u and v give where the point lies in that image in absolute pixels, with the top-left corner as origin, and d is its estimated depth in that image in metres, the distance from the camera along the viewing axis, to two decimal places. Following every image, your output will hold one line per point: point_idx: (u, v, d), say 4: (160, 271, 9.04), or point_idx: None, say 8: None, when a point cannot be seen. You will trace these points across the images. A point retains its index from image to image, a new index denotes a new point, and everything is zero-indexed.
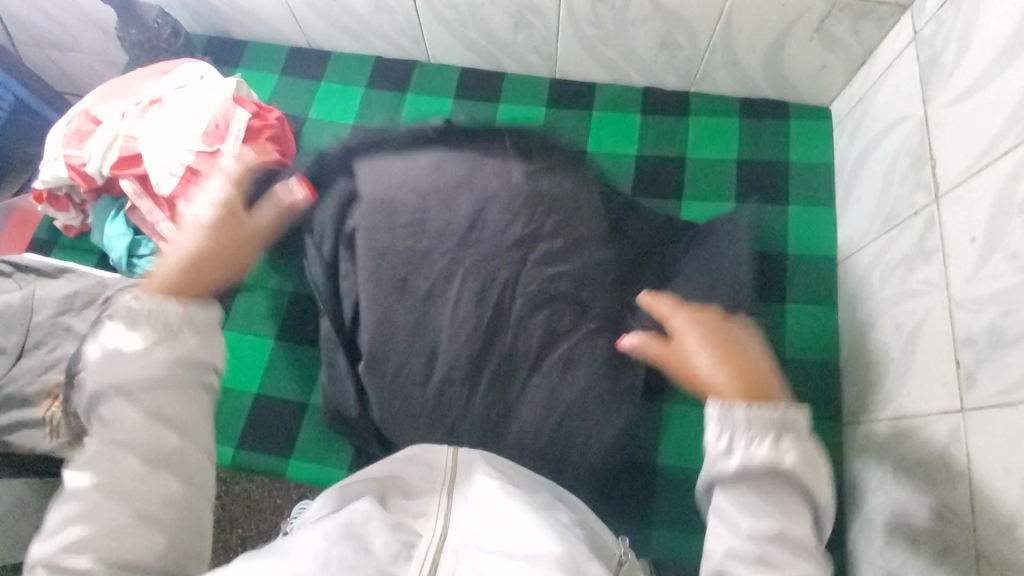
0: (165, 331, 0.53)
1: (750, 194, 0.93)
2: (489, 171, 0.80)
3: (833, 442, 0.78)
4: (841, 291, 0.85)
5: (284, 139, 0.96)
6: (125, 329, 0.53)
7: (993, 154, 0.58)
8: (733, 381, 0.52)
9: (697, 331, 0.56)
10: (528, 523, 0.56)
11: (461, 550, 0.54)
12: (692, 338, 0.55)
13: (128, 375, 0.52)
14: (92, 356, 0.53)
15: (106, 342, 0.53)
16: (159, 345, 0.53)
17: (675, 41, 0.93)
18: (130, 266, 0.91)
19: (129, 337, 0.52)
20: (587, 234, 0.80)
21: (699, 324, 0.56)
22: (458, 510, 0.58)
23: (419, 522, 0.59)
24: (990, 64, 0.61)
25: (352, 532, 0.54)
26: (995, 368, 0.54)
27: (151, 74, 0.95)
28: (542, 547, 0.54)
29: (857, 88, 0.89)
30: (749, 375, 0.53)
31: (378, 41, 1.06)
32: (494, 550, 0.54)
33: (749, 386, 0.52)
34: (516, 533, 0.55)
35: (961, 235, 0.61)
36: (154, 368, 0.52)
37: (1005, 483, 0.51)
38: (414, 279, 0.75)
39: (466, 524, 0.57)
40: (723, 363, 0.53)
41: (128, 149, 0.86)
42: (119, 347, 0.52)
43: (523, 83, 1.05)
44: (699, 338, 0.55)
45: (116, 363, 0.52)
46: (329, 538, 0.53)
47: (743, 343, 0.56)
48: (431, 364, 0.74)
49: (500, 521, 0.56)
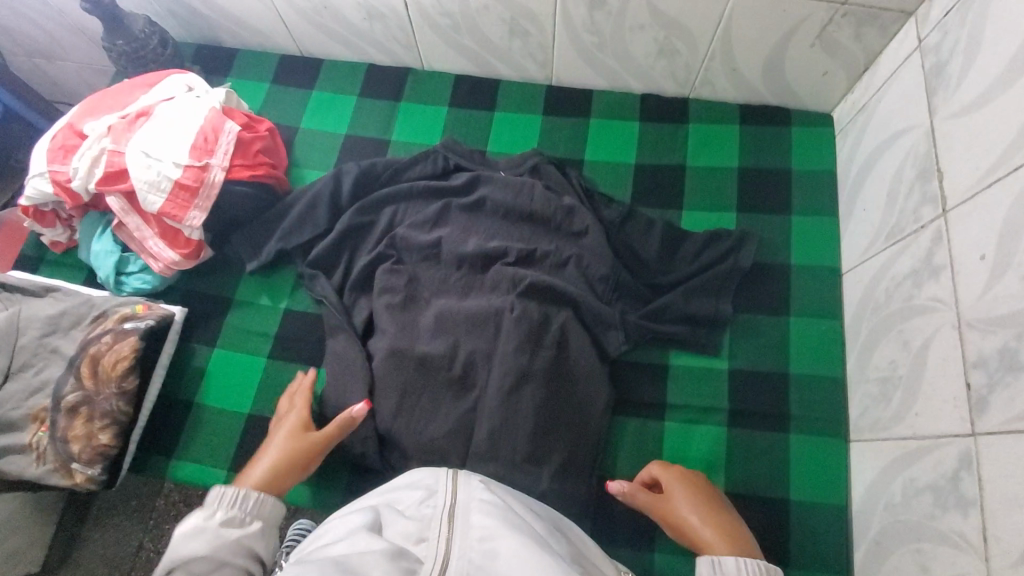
0: (246, 529, 0.62)
1: (752, 204, 0.92)
2: (490, 207, 0.89)
3: (839, 456, 0.77)
4: (847, 303, 0.83)
5: (274, 151, 0.95)
6: (221, 515, 0.61)
7: (1002, 170, 0.56)
8: (714, 535, 0.65)
9: (678, 481, 0.71)
10: (533, 558, 0.53)
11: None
12: (679, 501, 0.69)
13: (202, 551, 0.58)
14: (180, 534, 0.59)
15: (202, 519, 0.60)
16: (240, 538, 0.61)
17: (673, 47, 0.90)
18: (119, 283, 0.89)
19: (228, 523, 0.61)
20: (578, 254, 0.85)
21: (684, 483, 0.70)
22: (461, 537, 0.56)
23: (420, 546, 0.56)
24: (1000, 75, 0.59)
25: (348, 568, 0.51)
26: (1007, 393, 0.52)
27: (137, 86, 0.92)
28: None
29: (860, 94, 0.87)
30: (725, 528, 0.66)
31: (370, 48, 1.04)
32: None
33: (726, 535, 0.65)
34: (520, 568, 0.53)
35: (970, 253, 0.59)
36: (223, 552, 0.59)
37: (1018, 513, 0.50)
38: (421, 316, 0.83)
39: (469, 552, 0.55)
40: (704, 518, 0.67)
41: (114, 164, 0.83)
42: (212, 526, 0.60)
43: (519, 91, 1.03)
44: (683, 503, 0.69)
45: (193, 540, 0.59)
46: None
47: (713, 498, 0.70)
48: (453, 384, 0.78)
49: (504, 556, 0.54)
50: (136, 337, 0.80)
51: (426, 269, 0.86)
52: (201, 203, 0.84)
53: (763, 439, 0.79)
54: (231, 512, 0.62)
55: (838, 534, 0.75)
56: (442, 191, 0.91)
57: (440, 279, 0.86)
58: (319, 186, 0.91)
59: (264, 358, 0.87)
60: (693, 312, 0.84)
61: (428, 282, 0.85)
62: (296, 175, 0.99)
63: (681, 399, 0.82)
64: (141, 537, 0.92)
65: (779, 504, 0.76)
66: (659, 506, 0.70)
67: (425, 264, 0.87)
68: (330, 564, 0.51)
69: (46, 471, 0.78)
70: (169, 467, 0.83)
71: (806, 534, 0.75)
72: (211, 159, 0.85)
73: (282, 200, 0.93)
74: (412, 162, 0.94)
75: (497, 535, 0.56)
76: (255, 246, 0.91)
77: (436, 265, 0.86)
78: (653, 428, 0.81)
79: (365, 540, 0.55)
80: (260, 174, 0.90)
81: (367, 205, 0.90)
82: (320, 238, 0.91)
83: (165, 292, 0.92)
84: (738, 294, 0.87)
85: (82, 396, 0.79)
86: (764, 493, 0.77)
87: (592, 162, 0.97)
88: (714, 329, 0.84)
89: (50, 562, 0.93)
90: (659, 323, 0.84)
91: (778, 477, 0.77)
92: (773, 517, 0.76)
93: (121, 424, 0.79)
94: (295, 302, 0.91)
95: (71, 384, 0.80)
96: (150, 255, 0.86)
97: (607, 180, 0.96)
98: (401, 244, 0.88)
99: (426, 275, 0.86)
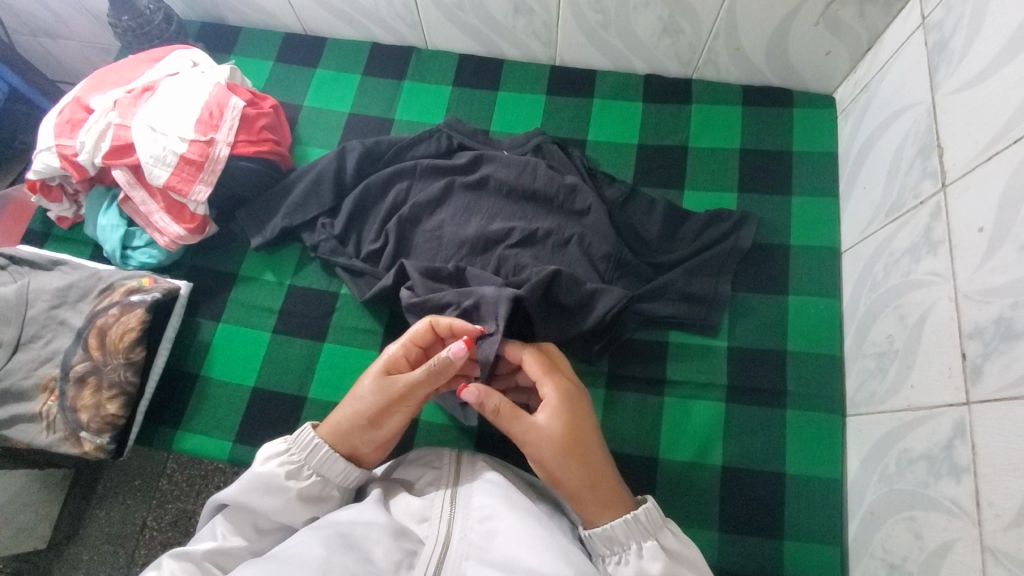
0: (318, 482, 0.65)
1: (754, 184, 0.92)
2: (493, 185, 0.90)
3: (835, 433, 0.79)
4: (846, 283, 0.84)
5: (278, 128, 0.95)
6: (294, 467, 0.65)
7: (1003, 143, 0.56)
8: (580, 471, 0.63)
9: (556, 405, 0.65)
10: (528, 536, 0.58)
11: (463, 563, 0.59)
12: (548, 438, 0.64)
13: (266, 503, 0.63)
14: (262, 469, 0.64)
15: (277, 467, 0.64)
16: (311, 500, 0.66)
17: (678, 26, 0.91)
18: (125, 257, 0.90)
19: (294, 480, 0.65)
20: (581, 233, 0.86)
21: (560, 406, 0.65)
22: (462, 521, 0.62)
23: (422, 525, 0.63)
24: (1004, 47, 0.59)
25: (352, 542, 0.58)
26: (1002, 361, 0.53)
27: (142, 61, 0.93)
28: (542, 563, 0.56)
29: (863, 74, 0.88)
30: (593, 479, 0.63)
31: (375, 27, 1.04)
32: (494, 565, 0.57)
33: (595, 491, 0.63)
34: (517, 545, 0.58)
35: (969, 226, 0.60)
36: (291, 508, 0.64)
37: (1008, 477, 0.51)
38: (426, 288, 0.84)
39: (470, 533, 0.61)
40: (573, 465, 0.63)
41: (120, 137, 0.84)
42: (282, 478, 0.64)
43: (523, 71, 1.03)
44: (546, 438, 0.63)
45: (261, 487, 0.63)
46: (329, 547, 0.56)
47: (587, 432, 0.65)
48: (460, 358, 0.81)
49: (501, 534, 0.60)
50: (142, 309, 0.80)
51: (431, 246, 0.87)
52: (206, 177, 0.84)
53: (760, 416, 0.81)
54: (308, 461, 0.65)
55: (832, 508, 0.76)
56: (447, 170, 0.91)
57: (446, 254, 0.86)
58: (323, 163, 0.91)
59: (268, 332, 0.88)
60: (695, 291, 0.85)
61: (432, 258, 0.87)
62: (299, 153, 1.00)
63: (681, 375, 0.84)
64: (144, 515, 0.93)
65: (774, 478, 0.78)
66: (520, 418, 0.65)
67: (427, 240, 0.88)
68: (335, 538, 0.58)
69: (57, 440, 0.79)
70: (175, 438, 0.84)
71: (801, 509, 0.76)
72: (216, 135, 0.85)
73: (286, 177, 0.94)
74: (418, 139, 0.95)
75: (496, 515, 0.61)
76: (259, 222, 0.91)
77: (439, 242, 0.87)
78: (653, 403, 0.83)
79: (371, 513, 0.61)
80: (264, 149, 0.90)
81: (371, 181, 0.91)
82: (326, 215, 0.92)
83: (170, 267, 0.92)
84: (738, 275, 0.88)
85: (90, 366, 0.80)
86: (761, 468, 0.78)
87: (595, 142, 0.97)
88: (715, 308, 0.85)
89: (57, 537, 0.95)
90: (660, 302, 0.85)
91: (774, 451, 0.79)
92: (767, 492, 0.77)
93: (128, 394, 0.79)
94: (299, 278, 0.91)
95: (80, 354, 0.81)
96: (155, 229, 0.87)
97: (610, 159, 0.96)
98: (404, 219, 0.88)
99: (430, 253, 0.87)
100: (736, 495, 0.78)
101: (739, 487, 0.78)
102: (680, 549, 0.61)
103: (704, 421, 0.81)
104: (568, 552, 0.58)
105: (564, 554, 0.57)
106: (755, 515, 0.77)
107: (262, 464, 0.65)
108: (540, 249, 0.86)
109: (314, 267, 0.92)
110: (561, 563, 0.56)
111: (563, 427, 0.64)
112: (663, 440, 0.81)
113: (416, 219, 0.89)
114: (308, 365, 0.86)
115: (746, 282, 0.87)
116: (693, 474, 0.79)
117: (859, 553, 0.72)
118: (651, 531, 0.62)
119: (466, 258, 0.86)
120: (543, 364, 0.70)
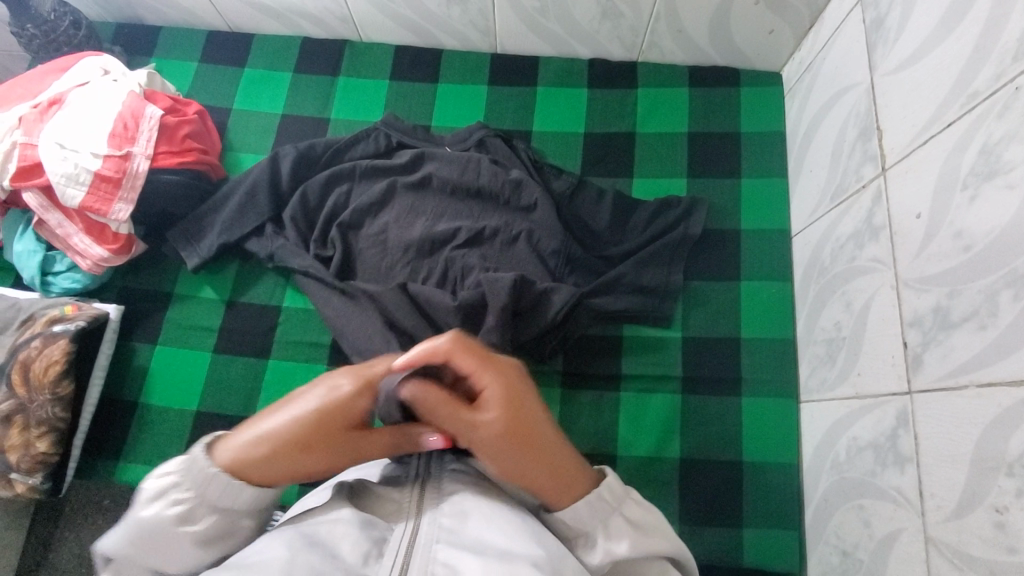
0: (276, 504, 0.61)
1: (702, 169, 0.90)
2: (436, 183, 0.86)
3: (791, 418, 0.78)
4: (796, 266, 0.84)
5: (205, 136, 0.89)
6: (185, 509, 0.50)
7: (938, 127, 0.55)
8: (535, 466, 0.52)
9: (496, 400, 0.51)
10: (501, 520, 0.54)
11: (433, 546, 0.53)
12: (508, 446, 0.51)
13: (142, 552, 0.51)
14: (141, 513, 0.50)
15: (162, 508, 0.50)
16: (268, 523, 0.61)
17: (617, 9, 0.87)
18: (46, 285, 0.84)
19: (188, 519, 0.51)
20: (530, 229, 0.83)
21: (507, 398, 0.51)
22: (431, 506, 0.57)
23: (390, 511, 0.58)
24: (937, 25, 0.57)
25: (317, 540, 0.52)
26: (941, 351, 0.52)
27: (49, 72, 0.86)
28: (518, 547, 0.52)
29: (806, 53, 0.86)
30: (552, 470, 0.53)
31: (302, 21, 0.98)
32: (469, 549, 0.52)
33: (562, 476, 0.53)
34: (489, 528, 0.54)
35: (907, 213, 0.58)
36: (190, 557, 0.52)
37: (950, 467, 0.50)
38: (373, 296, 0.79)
39: (440, 517, 0.55)
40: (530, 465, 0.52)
41: (26, 157, 0.78)
42: (172, 524, 0.50)
43: (462, 60, 0.99)
44: (494, 437, 0.50)
45: (143, 538, 0.50)
46: (294, 548, 0.50)
47: (538, 417, 0.53)
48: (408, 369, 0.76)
49: (474, 517, 0.55)
50: (66, 340, 0.76)
51: (379, 253, 0.83)
52: (126, 194, 0.79)
53: (718, 408, 0.80)
54: (192, 500, 0.50)
55: (789, 491, 0.76)
56: (386, 169, 0.87)
57: (395, 259, 0.82)
58: (256, 173, 0.87)
59: (211, 353, 0.84)
60: (647, 283, 0.83)
61: (381, 264, 0.83)
62: (231, 160, 0.94)
63: (635, 369, 0.82)
64: None
65: (731, 467, 0.78)
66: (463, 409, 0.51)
67: (374, 245, 0.83)
68: (298, 538, 0.52)
69: None
70: (116, 471, 0.80)
71: (758, 494, 0.77)
72: (133, 148, 0.80)
73: (216, 189, 0.89)
74: (356, 139, 0.90)
75: (466, 498, 0.57)
76: (190, 238, 0.86)
77: (386, 248, 0.83)
78: (608, 398, 0.81)
79: (334, 508, 0.56)
80: (189, 161, 0.85)
81: (309, 186, 0.86)
82: (265, 225, 0.87)
83: (98, 291, 0.88)
84: (690, 264, 0.86)
85: (15, 405, 0.76)
86: (715, 458, 0.78)
87: (541, 132, 0.94)
88: (668, 299, 0.83)
89: None
90: (614, 294, 0.82)
91: (730, 441, 0.79)
92: (725, 484, 0.77)
93: (60, 431, 0.76)
94: (240, 294, 0.87)
95: (3, 392, 0.76)
96: (76, 253, 0.82)
97: (557, 150, 0.93)
98: (350, 224, 0.84)
99: (378, 261, 0.83)
100: (695, 489, 0.77)
101: (695, 479, 0.78)
102: (645, 519, 0.55)
103: (660, 414, 0.80)
104: (541, 534, 0.54)
105: (542, 540, 0.53)
106: (714, 504, 0.77)
107: (139, 505, 0.51)
108: (489, 248, 0.82)
109: (255, 281, 0.88)
110: (534, 544, 0.52)
111: (520, 431, 0.51)
112: (619, 438, 0.79)
113: (361, 224, 0.85)
114: (254, 384, 0.82)
115: (695, 271, 0.86)
116: (649, 469, 0.78)
117: (815, 539, 0.72)
118: (614, 505, 0.55)
119: (416, 261, 0.82)
120: (471, 349, 0.52)
